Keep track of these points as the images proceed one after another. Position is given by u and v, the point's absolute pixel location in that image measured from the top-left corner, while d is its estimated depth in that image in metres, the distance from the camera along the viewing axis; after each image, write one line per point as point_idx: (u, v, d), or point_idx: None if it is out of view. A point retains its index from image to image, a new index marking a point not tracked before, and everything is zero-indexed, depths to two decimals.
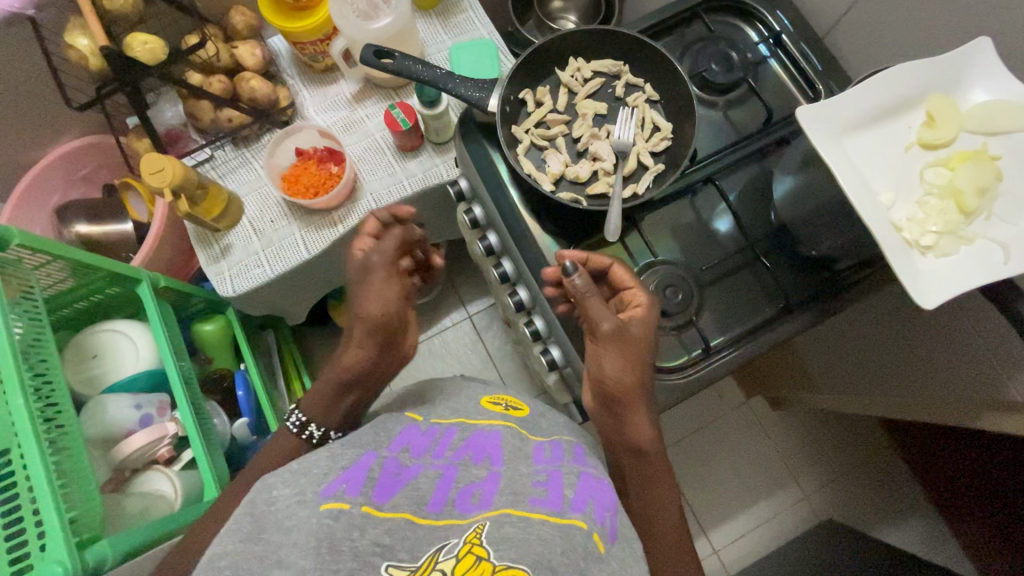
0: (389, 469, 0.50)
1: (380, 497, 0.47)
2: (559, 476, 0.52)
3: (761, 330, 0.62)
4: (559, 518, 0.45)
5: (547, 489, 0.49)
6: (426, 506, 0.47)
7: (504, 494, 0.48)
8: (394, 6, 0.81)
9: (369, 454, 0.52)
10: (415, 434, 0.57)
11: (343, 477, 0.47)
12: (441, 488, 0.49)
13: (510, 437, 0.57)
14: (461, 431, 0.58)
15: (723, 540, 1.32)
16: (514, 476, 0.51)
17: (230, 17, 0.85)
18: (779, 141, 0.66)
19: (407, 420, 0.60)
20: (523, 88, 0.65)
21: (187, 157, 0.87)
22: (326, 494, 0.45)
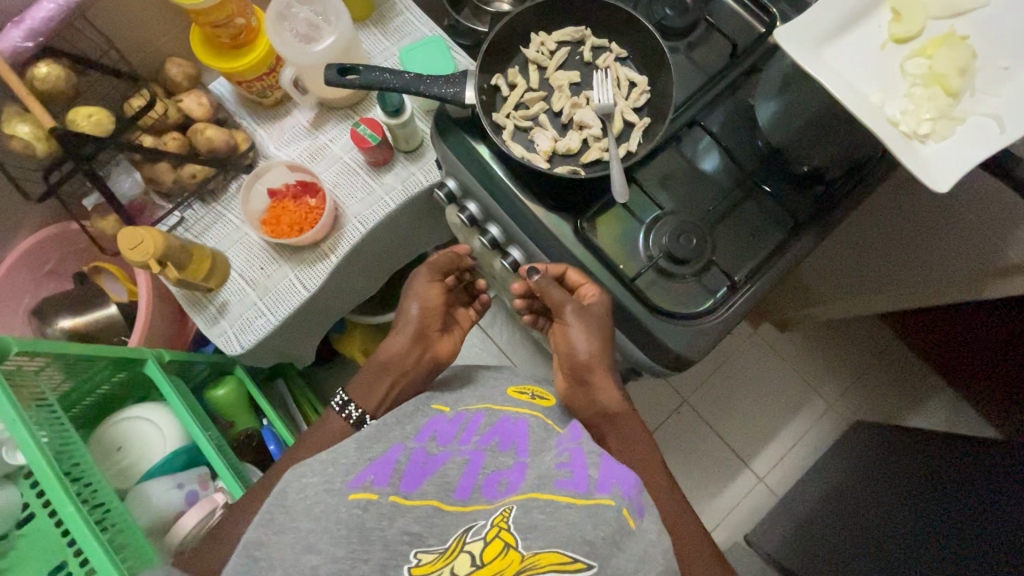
0: (417, 458, 0.53)
1: (408, 486, 0.49)
2: (581, 453, 0.51)
3: (778, 255, 0.64)
4: (582, 500, 0.44)
5: (571, 467, 0.48)
6: (453, 492, 0.50)
7: (531, 480, 0.49)
8: (335, 23, 0.79)
9: (397, 446, 0.55)
10: (441, 423, 0.60)
11: (371, 467, 0.51)
12: (468, 474, 0.52)
13: (537, 426, 0.59)
14: (487, 417, 0.60)
15: (765, 467, 1.37)
16: (540, 463, 0.52)
17: (167, 70, 0.82)
18: (747, 72, 0.67)
19: (434, 411, 0.63)
20: (493, 74, 0.64)
21: (158, 226, 0.85)
22: (356, 485, 0.48)
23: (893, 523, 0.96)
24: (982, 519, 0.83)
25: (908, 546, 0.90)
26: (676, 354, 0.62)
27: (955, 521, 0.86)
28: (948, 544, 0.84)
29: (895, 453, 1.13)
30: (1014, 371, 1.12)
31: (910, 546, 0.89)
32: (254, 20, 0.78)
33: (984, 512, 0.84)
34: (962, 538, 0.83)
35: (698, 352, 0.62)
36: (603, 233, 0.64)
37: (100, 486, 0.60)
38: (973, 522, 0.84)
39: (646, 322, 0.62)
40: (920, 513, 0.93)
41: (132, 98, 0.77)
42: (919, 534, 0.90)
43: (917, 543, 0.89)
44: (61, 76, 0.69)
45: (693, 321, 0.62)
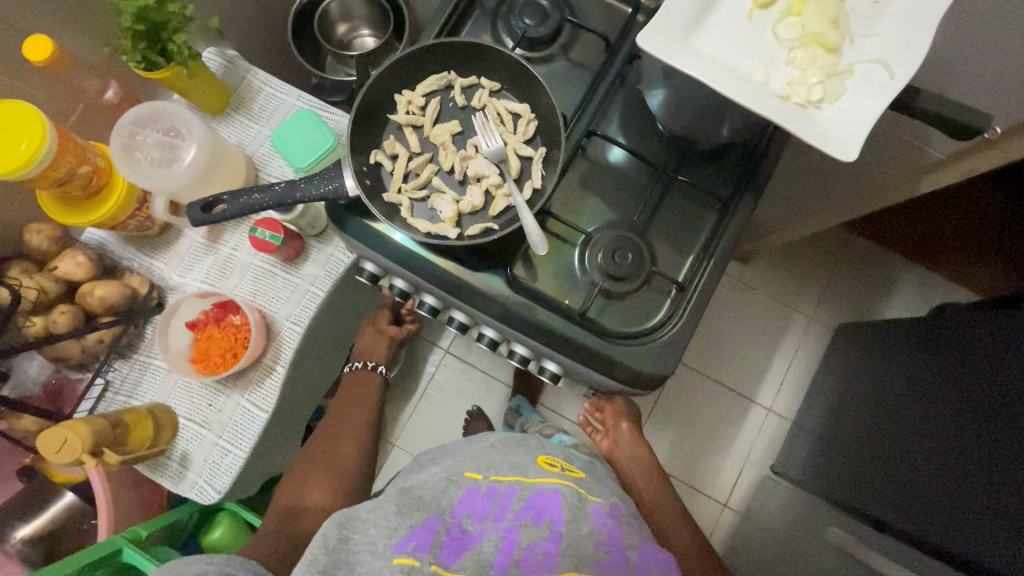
0: (454, 531, 0.56)
1: (448, 558, 0.53)
2: (619, 535, 0.58)
3: (717, 237, 0.61)
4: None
5: (609, 550, 0.56)
6: (491, 569, 0.54)
7: (569, 555, 0.55)
8: (190, 134, 0.72)
9: (432, 516, 0.57)
10: (476, 497, 0.60)
11: (414, 533, 0.54)
12: (505, 551, 0.55)
13: (575, 499, 0.60)
14: (520, 489, 0.60)
15: (770, 396, 1.39)
16: (579, 539, 0.56)
17: (26, 239, 0.73)
18: (629, 59, 0.64)
19: (466, 480, 0.62)
20: (371, 150, 0.60)
21: (84, 401, 0.78)
22: (400, 549, 0.52)
23: (893, 413, 0.98)
24: (956, 379, 0.86)
25: (908, 431, 0.92)
26: (653, 374, 0.60)
27: (937, 393, 0.89)
28: (937, 415, 0.86)
29: (876, 346, 1.17)
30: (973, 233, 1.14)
31: (909, 429, 0.92)
32: (100, 160, 0.71)
33: (957, 372, 0.87)
34: (948, 404, 0.85)
35: (670, 365, 0.60)
36: (539, 274, 0.61)
37: None
38: (951, 386, 0.87)
39: (609, 352, 0.59)
40: (908, 395, 0.97)
41: None
42: (913, 416, 0.92)
43: (912, 420, 0.92)
44: None
45: (651, 337, 0.60)
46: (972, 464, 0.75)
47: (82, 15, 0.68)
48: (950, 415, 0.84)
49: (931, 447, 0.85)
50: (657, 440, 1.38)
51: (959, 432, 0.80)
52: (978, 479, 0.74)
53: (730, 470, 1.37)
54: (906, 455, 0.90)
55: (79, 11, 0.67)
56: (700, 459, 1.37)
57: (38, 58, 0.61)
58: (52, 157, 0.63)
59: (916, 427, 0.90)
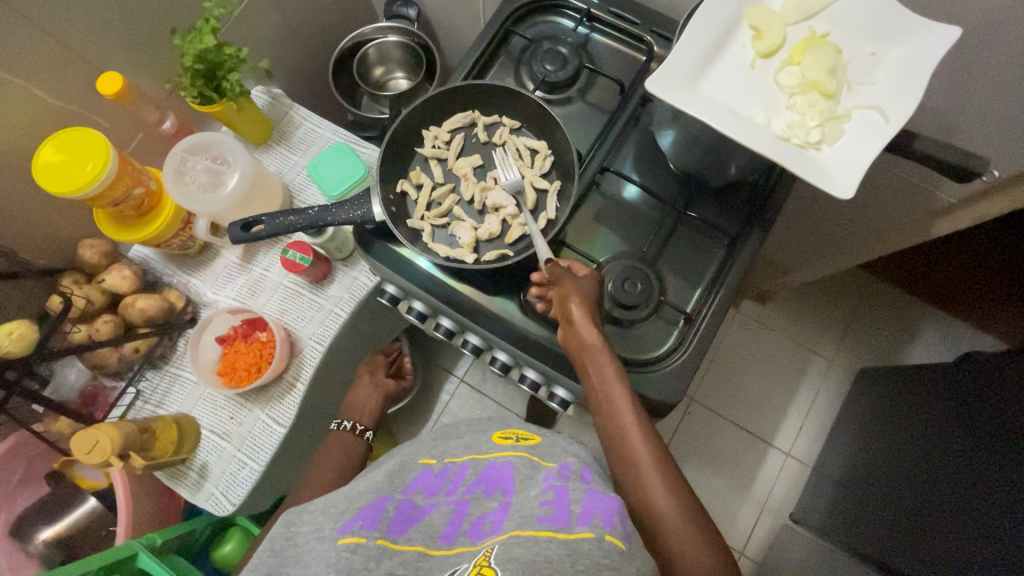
0: (404, 507, 0.56)
1: (395, 531, 0.52)
2: (567, 488, 0.50)
3: (725, 270, 0.63)
4: (565, 534, 0.44)
5: (555, 504, 0.48)
6: (440, 539, 0.52)
7: (515, 517, 0.49)
8: (235, 162, 0.78)
9: (384, 496, 0.57)
10: (428, 477, 0.62)
11: (361, 513, 0.54)
12: (454, 522, 0.53)
13: (525, 469, 0.56)
14: (472, 467, 0.60)
15: (789, 440, 1.36)
16: (524, 501, 0.51)
17: (80, 254, 0.80)
18: (641, 102, 0.68)
19: (421, 467, 0.64)
20: (398, 180, 0.64)
21: (115, 408, 0.82)
22: (345, 530, 0.51)
23: (916, 463, 0.95)
24: (979, 428, 0.84)
25: (933, 482, 0.89)
26: (657, 400, 0.61)
27: (961, 442, 0.86)
28: (961, 466, 0.84)
29: (899, 390, 1.14)
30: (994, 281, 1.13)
31: (933, 480, 0.89)
32: (153, 183, 0.77)
33: (981, 422, 0.84)
34: (973, 454, 0.83)
35: (677, 393, 0.61)
36: None
37: None
38: (975, 435, 0.84)
39: None
40: (932, 441, 0.94)
41: (52, 297, 0.74)
42: (937, 466, 0.89)
43: (937, 467, 0.89)
44: (27, 331, 0.68)
45: (658, 366, 0.61)
46: (999, 518, 0.72)
47: (149, 55, 0.76)
48: (976, 462, 0.81)
49: (958, 499, 0.81)
50: None
51: (986, 481, 0.77)
52: (1003, 532, 0.71)
53: (747, 516, 1.32)
54: (932, 507, 0.86)
55: (147, 51, 0.75)
56: (715, 503, 1.33)
57: (108, 91, 0.68)
58: (111, 179, 0.69)
59: (940, 474, 0.88)
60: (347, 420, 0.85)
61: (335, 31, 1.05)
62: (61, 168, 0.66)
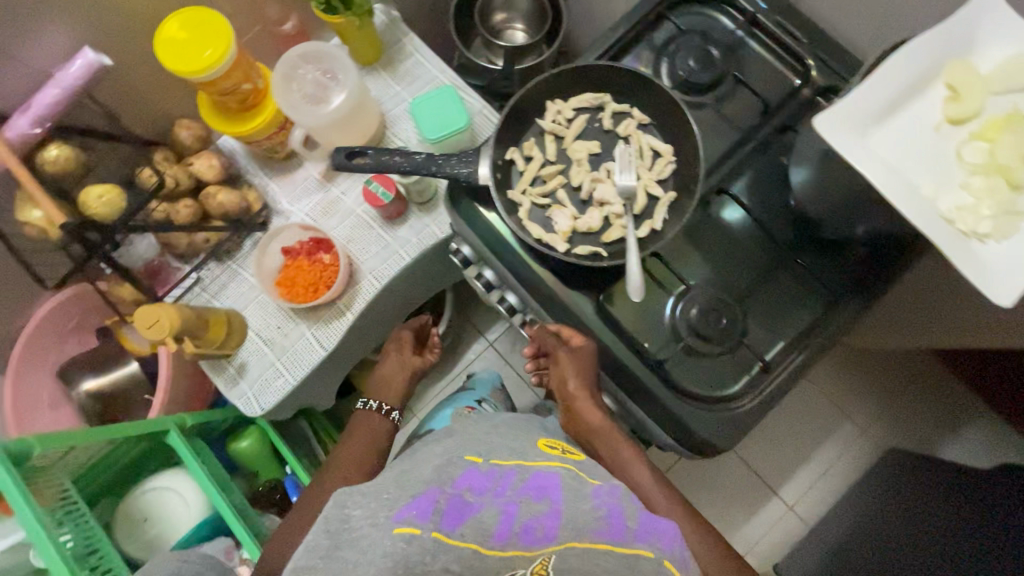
0: (454, 501, 0.51)
1: (449, 525, 0.49)
2: (620, 501, 0.54)
3: (816, 329, 0.60)
4: (625, 548, 0.48)
5: (610, 519, 0.51)
6: (492, 538, 0.49)
7: (568, 528, 0.50)
8: (343, 81, 0.76)
9: (433, 487, 0.52)
10: (476, 474, 0.55)
11: (414, 502, 0.50)
12: (506, 522, 0.50)
13: (574, 484, 0.55)
14: (523, 470, 0.56)
15: (794, 495, 1.34)
16: (578, 512, 0.52)
17: (174, 133, 0.80)
18: (781, 129, 0.63)
19: (466, 462, 0.57)
20: (509, 146, 0.61)
21: (175, 289, 0.85)
22: (399, 519, 0.48)
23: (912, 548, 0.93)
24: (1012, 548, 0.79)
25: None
26: (707, 441, 0.59)
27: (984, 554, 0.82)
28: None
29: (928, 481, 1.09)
30: None
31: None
32: (261, 82, 0.76)
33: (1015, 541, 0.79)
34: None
35: (729, 440, 0.59)
36: (625, 306, 0.61)
37: (115, 565, 0.62)
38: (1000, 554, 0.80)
39: (672, 406, 0.58)
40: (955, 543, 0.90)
41: (142, 170, 0.75)
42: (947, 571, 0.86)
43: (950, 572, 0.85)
44: (116, 197, 0.69)
45: (720, 407, 0.59)
46: None
47: None
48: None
49: None
50: None
51: None
52: None
53: None
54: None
55: None
56: None
57: None
58: (225, 68, 0.68)
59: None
60: (375, 399, 0.79)
61: None
62: (182, 47, 0.66)
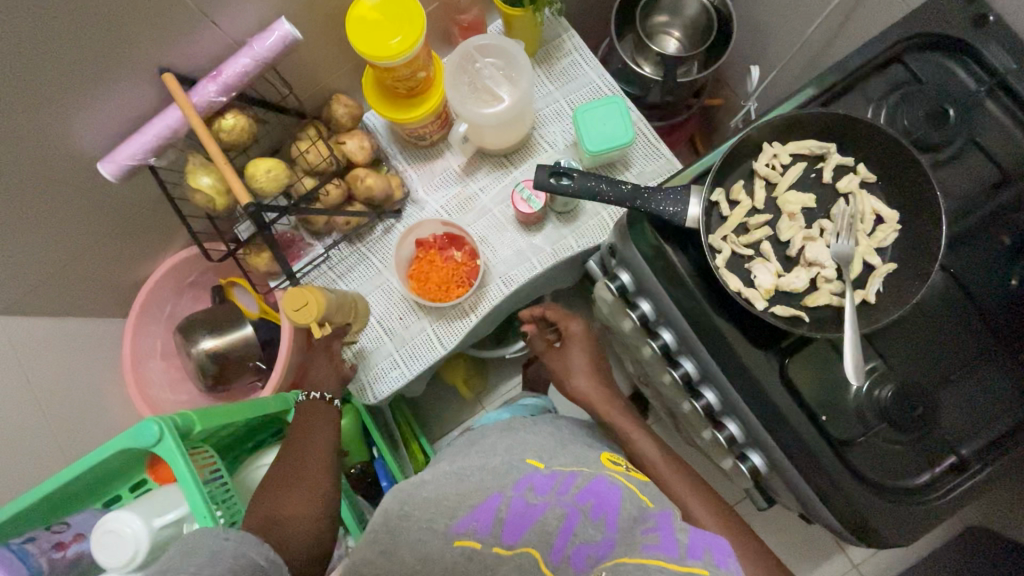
0: (516, 506, 0.50)
1: (509, 538, 0.50)
2: (671, 518, 0.51)
3: (1021, 433, 0.55)
4: (674, 566, 0.46)
5: (659, 533, 0.49)
6: (550, 554, 0.50)
7: (620, 542, 0.49)
8: (516, 80, 0.73)
9: (495, 492, 0.51)
10: (538, 474, 0.53)
11: (478, 509, 0.49)
12: (564, 534, 0.49)
13: (630, 499, 0.52)
14: (582, 473, 0.54)
15: (862, 553, 1.28)
16: (633, 529, 0.50)
17: (331, 108, 0.77)
18: (1014, 207, 0.57)
19: (526, 465, 0.55)
20: (715, 186, 0.56)
21: (305, 264, 0.84)
22: (460, 530, 0.49)
23: None
24: None
25: None
26: (882, 534, 0.55)
27: None
28: None
29: None
30: None
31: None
32: (432, 70, 0.73)
33: None
34: None
35: (905, 533, 0.56)
36: (816, 377, 0.56)
37: None
38: None
39: (852, 491, 0.55)
40: None
41: (297, 148, 0.75)
42: None
43: None
44: (280, 173, 0.69)
45: (903, 500, 0.55)
46: None
47: None
48: None
49: None
50: None
51: None
52: None
53: None
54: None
55: None
56: None
57: None
58: (409, 58, 0.65)
59: None
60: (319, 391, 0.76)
61: None
62: (375, 29, 0.63)
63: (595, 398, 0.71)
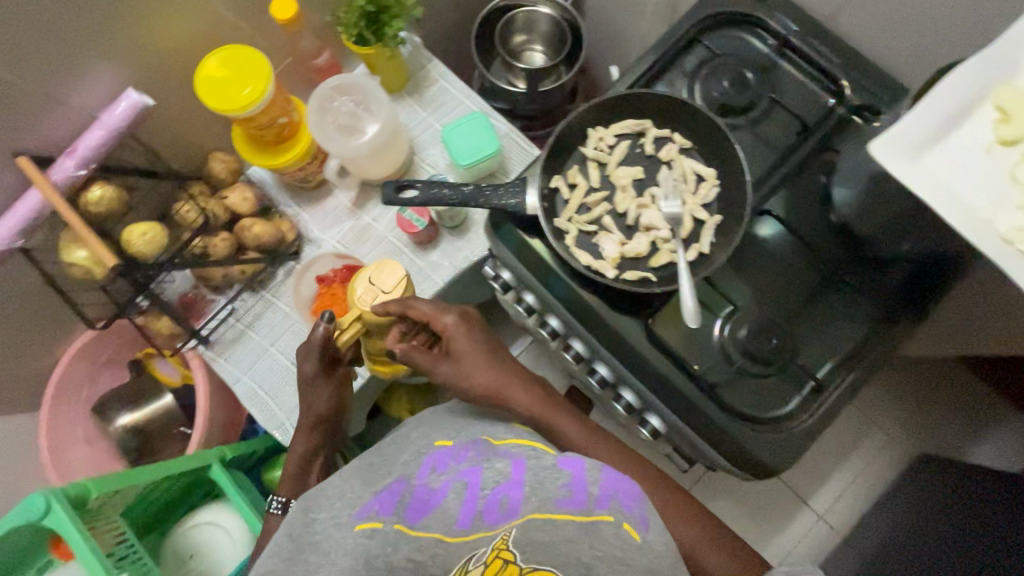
0: (419, 492, 0.52)
1: (412, 517, 0.49)
2: (583, 466, 0.52)
3: (868, 345, 0.60)
4: (584, 518, 0.46)
5: (570, 485, 0.49)
6: (455, 525, 0.48)
7: (530, 498, 0.49)
8: (377, 112, 0.77)
9: (398, 482, 0.54)
10: (444, 454, 0.56)
11: (378, 497, 0.52)
12: (468, 502, 0.49)
13: (536, 462, 0.53)
14: (487, 445, 0.57)
15: (824, 503, 1.31)
16: (540, 481, 0.50)
17: (209, 165, 0.81)
18: (818, 149, 0.64)
19: (436, 448, 0.58)
20: (553, 175, 0.61)
21: (210, 320, 0.85)
22: (361, 515, 0.51)
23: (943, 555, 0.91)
24: None
25: None
26: (765, 463, 0.59)
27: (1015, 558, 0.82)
28: None
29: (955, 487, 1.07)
30: None
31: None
32: (295, 115, 0.77)
33: None
34: None
35: (786, 460, 0.59)
36: (679, 330, 0.61)
37: None
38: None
39: (728, 428, 0.59)
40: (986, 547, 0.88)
41: (181, 206, 0.77)
42: None
43: None
44: (154, 233, 0.71)
45: (774, 427, 0.59)
46: None
47: None
48: None
49: None
50: None
51: None
52: None
53: None
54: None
55: None
56: None
57: (282, 17, 0.68)
58: (263, 104, 0.69)
59: None
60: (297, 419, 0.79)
61: None
62: (222, 85, 0.66)
63: (510, 381, 0.64)
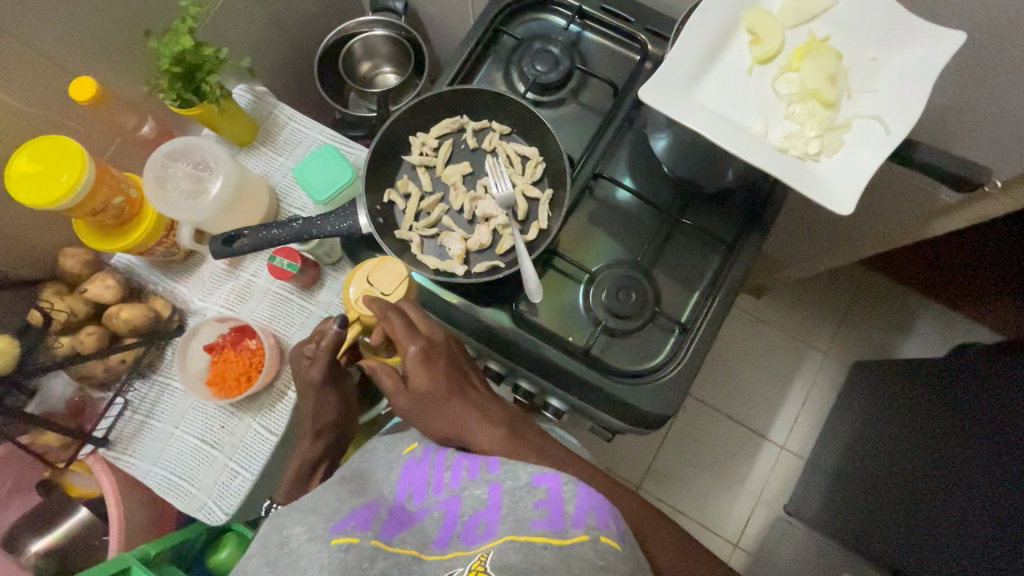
0: (396, 511, 0.52)
1: (387, 533, 0.48)
2: (559, 481, 0.48)
3: (721, 275, 0.62)
4: (559, 540, 0.43)
5: (547, 504, 0.46)
6: (431, 544, 0.48)
7: (507, 520, 0.46)
8: (217, 167, 0.76)
9: (374, 501, 0.53)
10: (413, 468, 0.57)
11: (354, 514, 0.49)
12: (446, 526, 0.49)
13: (513, 481, 0.50)
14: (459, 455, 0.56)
15: (783, 434, 1.31)
16: (515, 497, 0.48)
17: (59, 263, 0.78)
18: (635, 104, 0.66)
19: (405, 457, 0.59)
20: (388, 188, 0.66)
21: (103, 420, 0.81)
22: (337, 530, 0.47)
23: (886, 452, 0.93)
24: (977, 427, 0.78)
25: (914, 482, 0.87)
26: (655, 414, 0.60)
27: (945, 439, 0.84)
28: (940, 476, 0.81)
29: (888, 387, 1.10)
30: (1000, 276, 1.06)
31: (918, 475, 0.87)
32: (133, 191, 0.75)
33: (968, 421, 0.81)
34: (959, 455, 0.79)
35: (674, 405, 0.60)
36: (544, 308, 0.62)
37: None
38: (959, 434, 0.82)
39: (610, 389, 0.59)
40: (919, 436, 0.91)
41: (32, 312, 0.73)
42: (920, 467, 0.87)
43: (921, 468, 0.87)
44: (8, 346, 0.67)
45: (651, 378, 0.60)
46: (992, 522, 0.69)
47: (124, 58, 0.73)
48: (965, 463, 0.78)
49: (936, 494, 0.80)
50: (665, 478, 1.30)
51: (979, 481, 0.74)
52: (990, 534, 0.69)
53: (742, 509, 1.27)
54: (925, 498, 0.83)
55: (124, 56, 0.73)
56: (711, 499, 1.29)
57: (83, 97, 0.66)
58: (88, 188, 0.67)
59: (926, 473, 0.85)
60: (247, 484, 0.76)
61: (319, 24, 1.01)
62: (36, 180, 0.64)
63: (468, 422, 0.58)
